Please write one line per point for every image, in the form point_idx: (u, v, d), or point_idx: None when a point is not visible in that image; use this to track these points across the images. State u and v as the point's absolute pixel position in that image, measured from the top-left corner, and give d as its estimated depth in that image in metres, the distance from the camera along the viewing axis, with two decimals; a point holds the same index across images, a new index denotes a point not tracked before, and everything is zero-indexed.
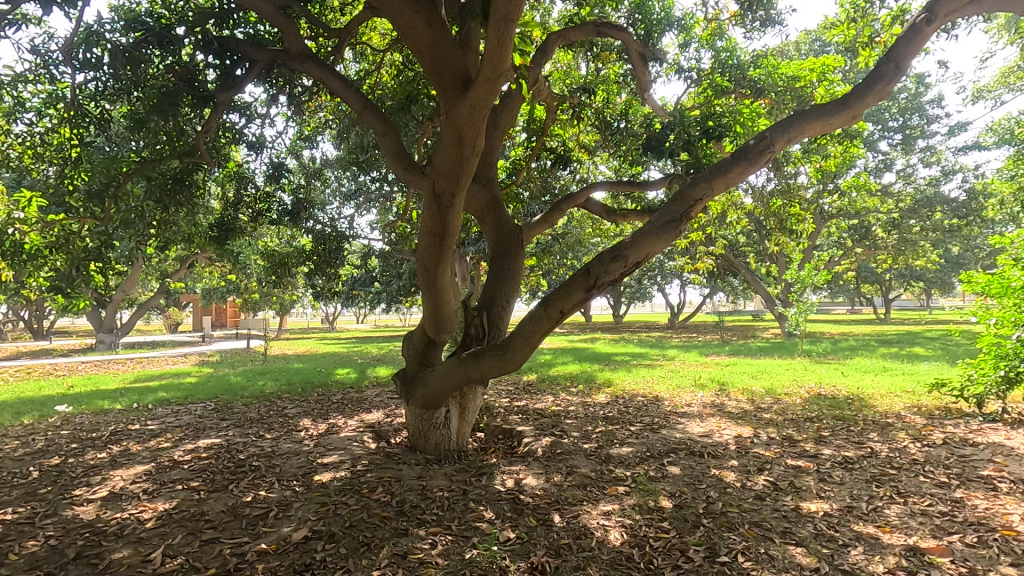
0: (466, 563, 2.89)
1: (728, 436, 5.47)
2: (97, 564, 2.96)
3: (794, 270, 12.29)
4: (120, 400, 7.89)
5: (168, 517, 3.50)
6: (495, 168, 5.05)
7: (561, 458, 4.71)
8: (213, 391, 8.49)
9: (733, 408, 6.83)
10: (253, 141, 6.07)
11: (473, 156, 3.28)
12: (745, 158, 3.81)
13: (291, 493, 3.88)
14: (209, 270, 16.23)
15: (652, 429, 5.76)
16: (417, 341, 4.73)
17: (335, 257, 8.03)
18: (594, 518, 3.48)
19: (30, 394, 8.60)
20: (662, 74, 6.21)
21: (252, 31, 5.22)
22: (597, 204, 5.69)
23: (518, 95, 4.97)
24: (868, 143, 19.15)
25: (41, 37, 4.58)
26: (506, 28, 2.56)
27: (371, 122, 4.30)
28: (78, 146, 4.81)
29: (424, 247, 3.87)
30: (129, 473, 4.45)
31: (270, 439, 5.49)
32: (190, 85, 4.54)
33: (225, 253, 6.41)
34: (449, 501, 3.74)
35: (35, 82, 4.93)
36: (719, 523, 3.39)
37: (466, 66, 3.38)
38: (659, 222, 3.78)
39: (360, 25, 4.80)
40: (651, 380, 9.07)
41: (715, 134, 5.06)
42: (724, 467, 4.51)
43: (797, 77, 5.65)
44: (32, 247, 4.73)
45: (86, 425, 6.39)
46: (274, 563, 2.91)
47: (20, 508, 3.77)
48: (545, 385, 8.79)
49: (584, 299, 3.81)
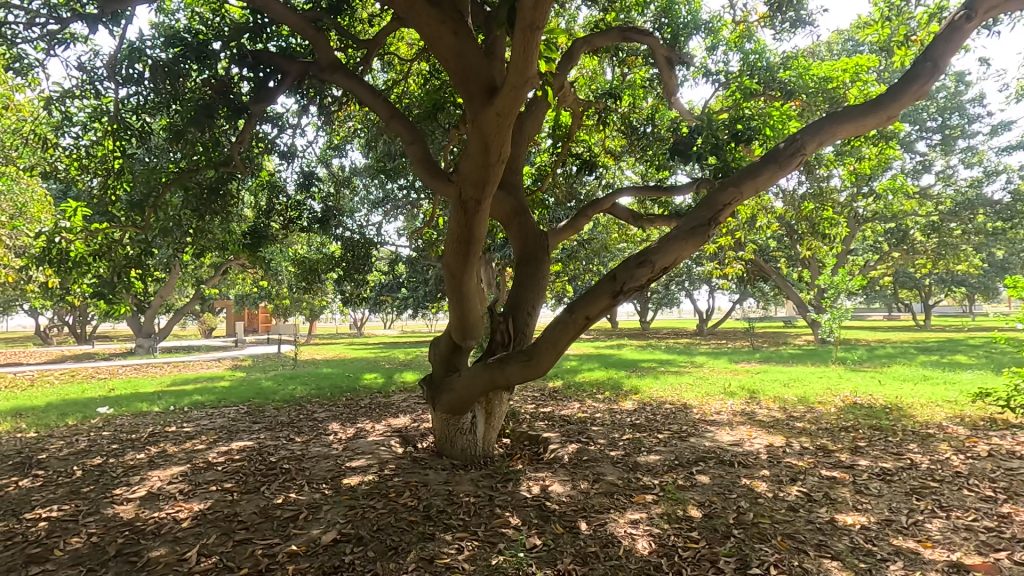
0: (493, 568, 2.90)
1: (759, 445, 5.35)
2: (135, 561, 3.06)
3: (829, 275, 11.93)
4: (158, 402, 8.14)
5: (203, 518, 3.59)
6: (521, 174, 5.06)
7: (587, 465, 4.68)
8: (245, 395, 8.70)
9: (764, 416, 6.68)
10: (286, 150, 6.25)
11: (499, 163, 3.30)
12: (776, 161, 3.75)
13: (321, 496, 3.94)
14: (239, 277, 16.62)
15: (680, 437, 5.67)
16: (444, 347, 4.75)
17: (363, 264, 8.18)
18: (622, 526, 3.45)
19: (73, 397, 8.92)
20: (691, 78, 6.20)
21: (284, 44, 5.36)
22: (624, 209, 5.64)
23: (544, 101, 4.97)
24: (904, 144, 18.52)
25: (88, 54, 4.80)
26: (533, 35, 2.57)
27: (398, 130, 4.34)
28: (120, 158, 5.05)
29: (451, 253, 3.89)
30: (166, 474, 4.59)
31: (300, 443, 5.60)
32: (225, 98, 4.84)
33: (258, 260, 6.57)
34: (475, 506, 3.75)
35: (82, 98, 5.09)
36: (751, 534, 3.31)
37: (493, 74, 3.40)
38: (687, 227, 3.76)
39: (387, 36, 4.90)
40: (680, 387, 8.93)
41: (744, 137, 5.09)
42: (755, 476, 4.42)
43: (829, 77, 5.48)
44: (78, 255, 4.97)
45: (126, 427, 6.61)
46: (304, 565, 2.96)
47: (65, 506, 3.92)
48: (571, 392, 8.73)
49: (611, 305, 3.81)
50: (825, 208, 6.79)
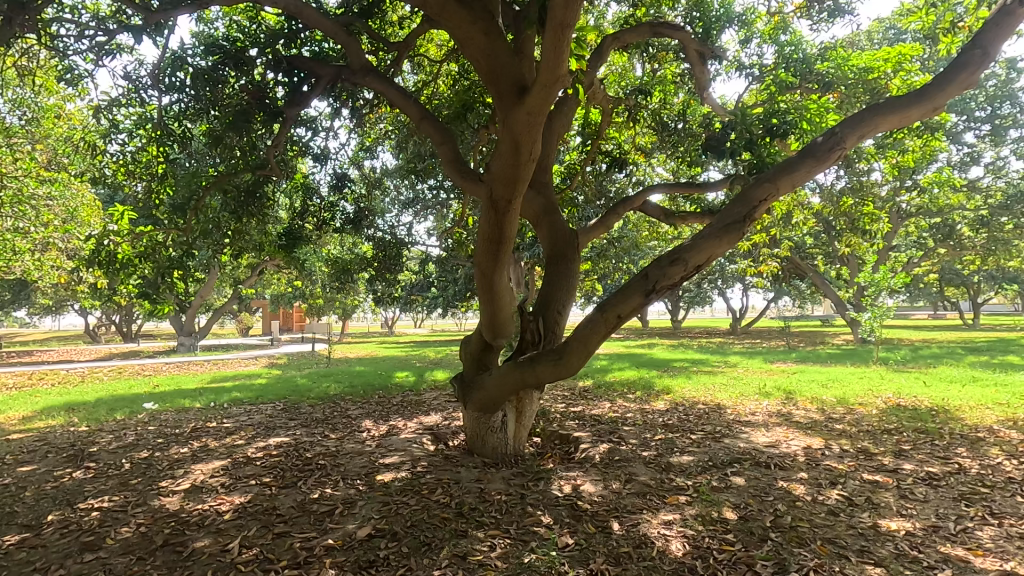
0: (525, 567, 2.91)
1: (797, 447, 5.22)
2: (181, 551, 3.18)
3: (870, 272, 11.52)
4: (199, 399, 8.43)
5: (244, 511, 3.71)
6: (551, 173, 5.06)
7: (619, 465, 4.64)
8: (281, 392, 8.93)
9: (801, 417, 6.51)
10: (319, 152, 6.39)
11: (530, 162, 3.30)
12: (813, 157, 3.65)
13: (355, 492, 4.02)
14: (275, 277, 17.06)
15: (714, 438, 5.58)
16: (474, 345, 4.78)
17: (395, 264, 8.29)
18: (655, 526, 3.41)
19: (121, 393, 9.32)
20: (723, 72, 6.08)
21: (318, 49, 5.47)
22: (655, 207, 5.57)
23: (574, 99, 4.95)
24: (950, 135, 17.75)
25: (133, 64, 4.99)
26: (563, 33, 2.56)
27: (428, 131, 4.39)
28: (163, 163, 5.24)
29: (481, 253, 3.91)
30: (208, 468, 4.75)
31: (334, 439, 5.72)
32: (262, 103, 4.97)
33: (293, 260, 6.74)
34: (506, 504, 3.76)
35: (128, 106, 5.29)
36: (789, 538, 3.24)
37: (523, 74, 3.41)
38: (721, 224, 3.70)
39: (417, 39, 4.95)
40: (713, 387, 8.77)
41: (779, 132, 4.99)
42: (793, 479, 4.31)
43: (869, 68, 5.31)
44: (124, 257, 5.19)
45: (170, 422, 6.87)
46: (340, 559, 3.03)
47: (115, 497, 4.10)
48: (601, 391, 8.67)
49: (642, 304, 3.78)
50: (865, 203, 6.57)
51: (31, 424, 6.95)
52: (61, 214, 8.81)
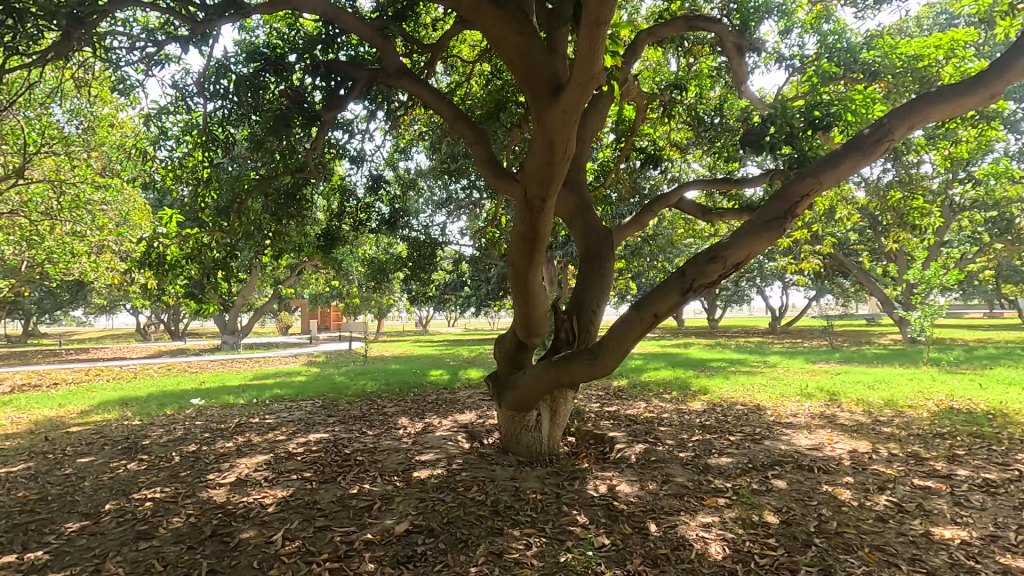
0: (561, 566, 2.91)
1: (841, 450, 5.04)
2: (228, 541, 3.30)
3: (919, 268, 11.02)
4: (243, 395, 8.72)
5: (286, 504, 3.82)
6: (584, 171, 5.02)
7: (655, 466, 4.58)
8: (320, 389, 9.16)
9: (846, 420, 6.28)
10: (355, 155, 6.51)
11: (564, 161, 3.28)
12: (859, 149, 3.52)
13: (393, 488, 4.09)
14: (313, 277, 17.49)
15: (753, 440, 5.44)
16: (508, 344, 4.79)
17: (429, 263, 8.39)
18: (693, 529, 3.36)
19: (170, 388, 9.72)
20: (762, 64, 5.91)
21: (354, 53, 5.56)
22: (691, 204, 5.47)
23: (608, 96, 4.80)
24: (1007, 124, 16.82)
25: (180, 73, 5.19)
26: (598, 30, 2.54)
27: (462, 131, 4.42)
28: (208, 168, 5.43)
29: (515, 252, 3.91)
30: (252, 462, 4.91)
31: (371, 436, 5.83)
32: (300, 107, 5.10)
33: (331, 260, 6.89)
34: (542, 503, 3.76)
35: (175, 113, 5.50)
36: (834, 544, 3.13)
37: (557, 71, 3.39)
38: (761, 221, 3.61)
39: (450, 40, 4.99)
40: (752, 387, 8.56)
41: (822, 125, 4.78)
42: (838, 483, 4.17)
43: (919, 56, 5.09)
44: (172, 258, 5.39)
45: (216, 417, 7.13)
46: (379, 553, 3.08)
47: (166, 488, 4.29)
48: (636, 391, 8.57)
49: (679, 302, 3.71)
50: (915, 197, 6.29)
51: (89, 417, 7.34)
52: (115, 219, 9.23)
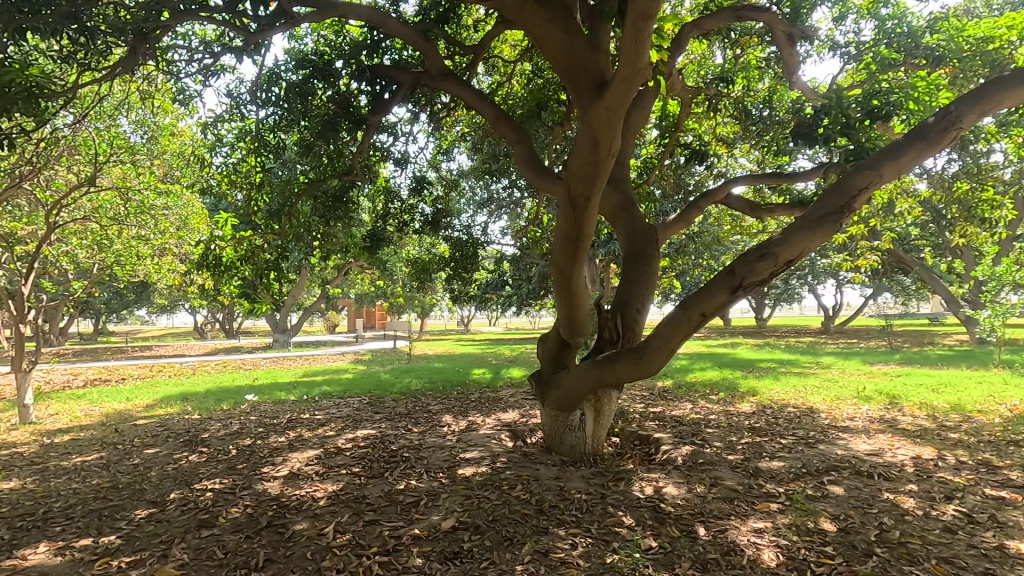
0: (608, 567, 2.88)
1: (903, 456, 4.79)
2: (283, 532, 3.42)
3: (989, 264, 10.34)
4: (294, 392, 9.04)
5: (337, 498, 3.93)
6: (628, 168, 4.96)
7: (703, 469, 4.47)
8: (367, 387, 9.39)
9: (908, 424, 5.96)
10: (399, 157, 6.63)
11: (609, 158, 3.25)
12: (923, 139, 3.34)
13: (438, 484, 4.15)
14: (358, 277, 17.95)
15: (807, 444, 5.24)
16: (552, 344, 4.78)
17: (471, 263, 8.47)
18: (744, 534, 3.26)
19: (226, 384, 10.18)
20: (814, 53, 5.69)
21: (398, 57, 5.66)
22: (739, 200, 5.32)
23: (652, 92, 4.74)
24: None
25: (235, 82, 5.42)
26: (644, 25, 2.50)
27: (504, 131, 4.43)
28: (261, 173, 5.65)
29: (559, 250, 3.90)
30: (304, 456, 5.09)
31: (417, 433, 5.93)
32: (347, 112, 5.23)
33: (376, 261, 7.05)
34: (587, 503, 3.73)
35: (230, 121, 5.75)
36: (898, 555, 2.98)
37: (601, 68, 3.36)
38: (815, 216, 3.47)
39: (492, 40, 5.01)
40: (805, 389, 8.24)
41: (882, 114, 4.63)
42: (900, 491, 3.96)
43: (989, 37, 4.77)
44: (228, 260, 5.63)
45: (269, 412, 7.42)
46: (426, 549, 3.14)
47: (224, 479, 4.49)
48: (682, 392, 8.39)
49: (728, 301, 3.61)
50: (984, 188, 5.91)
51: (153, 411, 7.78)
52: (175, 222, 10.05)
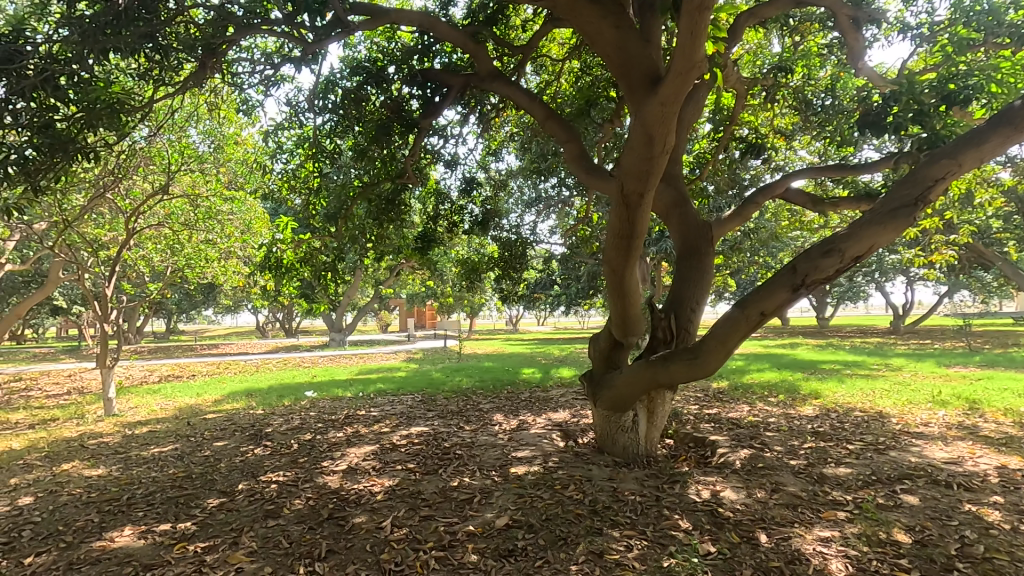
0: (665, 570, 2.83)
1: (986, 466, 4.45)
2: (343, 525, 3.54)
3: None
4: (350, 389, 9.34)
5: (393, 493, 4.03)
6: (681, 164, 4.84)
7: (763, 473, 4.31)
8: (419, 385, 9.59)
9: (991, 431, 5.54)
10: (450, 159, 6.73)
11: (663, 154, 3.18)
12: (1010, 123, 3.08)
13: (491, 482, 4.18)
14: (410, 278, 18.34)
15: (876, 450, 4.96)
16: (603, 343, 4.73)
17: (521, 262, 8.50)
18: (810, 542, 3.12)
19: (287, 381, 10.64)
20: (882, 36, 5.38)
21: (449, 60, 5.74)
22: (799, 194, 5.09)
23: (706, 86, 4.62)
24: None
25: (294, 91, 5.63)
26: (700, 17, 2.43)
27: (553, 130, 4.42)
28: (318, 178, 5.86)
29: (611, 249, 3.86)
30: (361, 451, 5.25)
31: (469, 431, 6.01)
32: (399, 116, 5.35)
33: (428, 261, 7.18)
34: (641, 505, 3.68)
35: (289, 129, 5.99)
36: (982, 571, 2.78)
37: (654, 63, 3.30)
38: (886, 209, 3.28)
39: (541, 40, 5.00)
40: (873, 393, 7.81)
41: (959, 98, 4.28)
42: (984, 502, 3.69)
43: None
44: (289, 262, 5.86)
45: (327, 408, 7.70)
46: (481, 545, 3.17)
47: (288, 472, 4.69)
48: (738, 393, 8.12)
49: (789, 300, 3.47)
50: None
51: (221, 406, 8.21)
52: (240, 227, 10.46)
